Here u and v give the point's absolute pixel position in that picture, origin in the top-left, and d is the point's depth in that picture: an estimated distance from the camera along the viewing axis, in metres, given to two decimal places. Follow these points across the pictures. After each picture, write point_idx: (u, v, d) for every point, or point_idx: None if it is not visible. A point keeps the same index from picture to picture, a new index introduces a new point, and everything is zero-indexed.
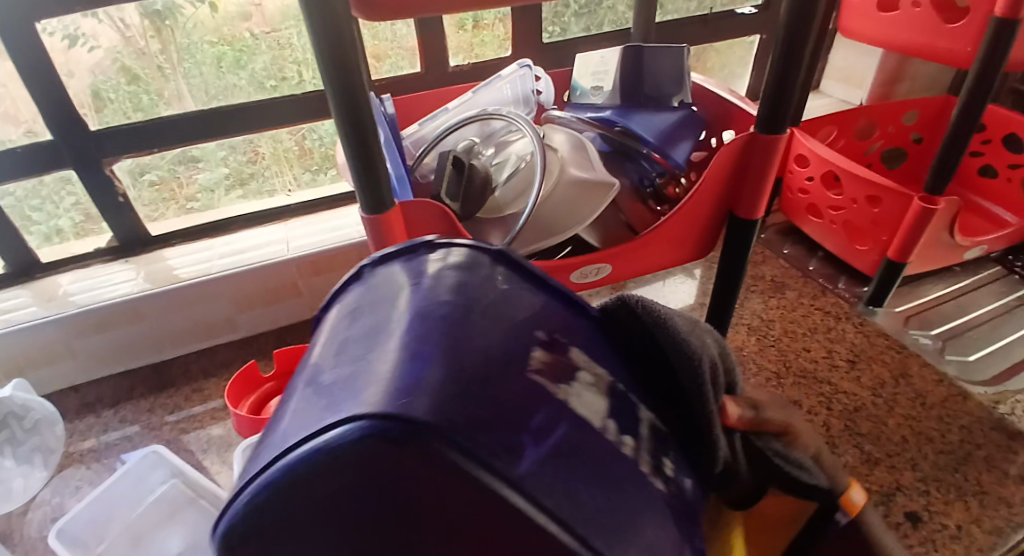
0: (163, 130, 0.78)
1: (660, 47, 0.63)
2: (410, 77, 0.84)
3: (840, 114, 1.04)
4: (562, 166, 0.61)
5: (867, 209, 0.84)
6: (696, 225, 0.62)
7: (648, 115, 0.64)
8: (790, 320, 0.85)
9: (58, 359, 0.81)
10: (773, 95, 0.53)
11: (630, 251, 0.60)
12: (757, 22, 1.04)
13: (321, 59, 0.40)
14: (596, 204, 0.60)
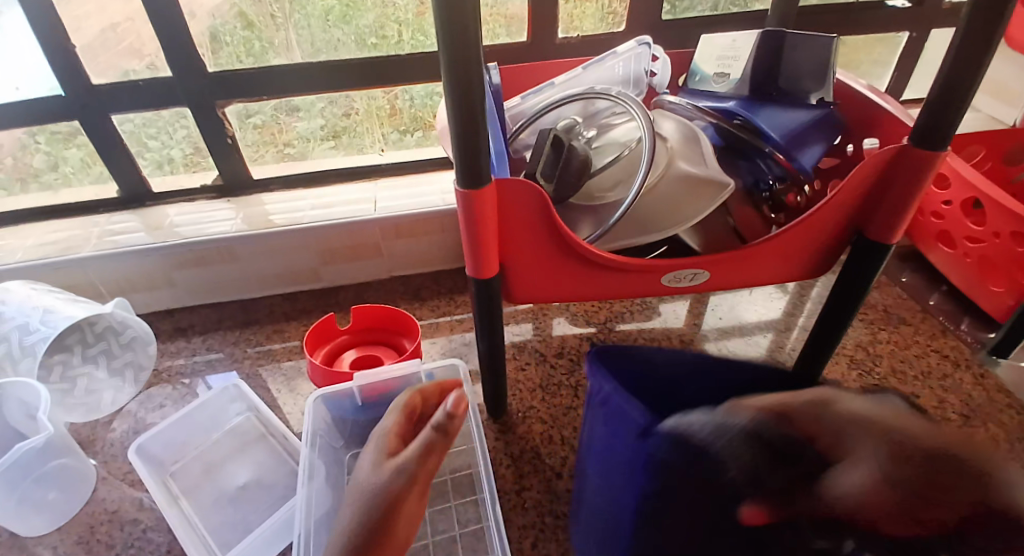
0: (272, 79, 0.80)
1: (803, 35, 0.56)
2: (514, 46, 0.81)
3: (988, 133, 0.93)
4: (670, 159, 0.56)
5: (1008, 246, 0.73)
6: (812, 241, 0.56)
7: (777, 111, 0.57)
8: (900, 359, 0.76)
9: (158, 285, 0.85)
10: (936, 105, 0.45)
11: (733, 260, 0.55)
12: (909, 18, 0.92)
13: (438, 28, 0.37)
14: (703, 205, 0.55)
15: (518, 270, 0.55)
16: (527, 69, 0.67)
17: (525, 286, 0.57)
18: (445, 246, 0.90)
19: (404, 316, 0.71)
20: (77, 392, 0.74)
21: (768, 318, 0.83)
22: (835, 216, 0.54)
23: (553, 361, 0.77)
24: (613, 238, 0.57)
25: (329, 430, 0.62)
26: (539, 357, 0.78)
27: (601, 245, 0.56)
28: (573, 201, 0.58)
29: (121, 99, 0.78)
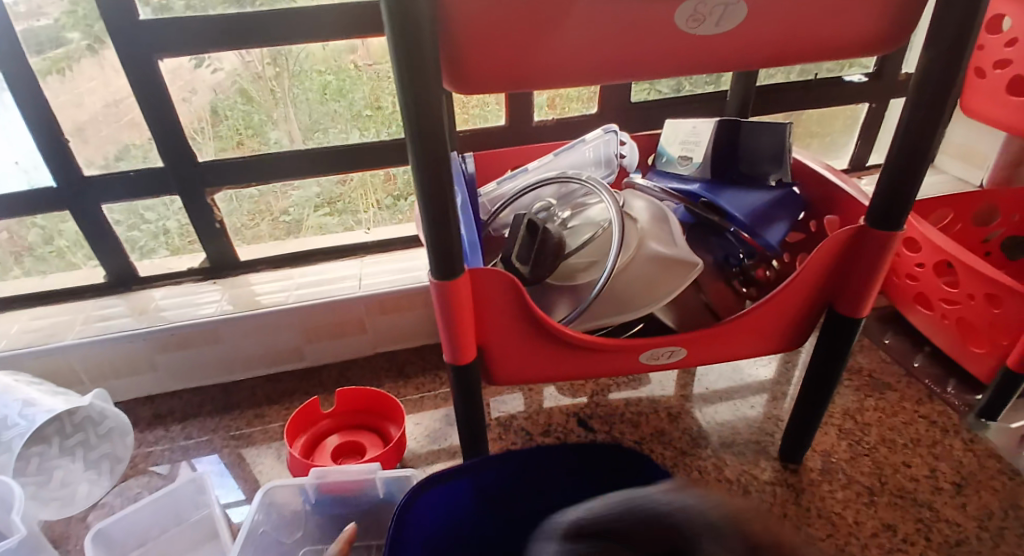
0: (258, 166, 0.83)
1: (759, 122, 0.59)
2: (494, 129, 0.85)
3: (958, 197, 0.95)
4: (641, 240, 0.58)
5: (985, 308, 0.74)
6: (785, 315, 0.56)
7: (740, 192, 0.59)
8: (889, 427, 0.76)
9: (140, 370, 0.85)
10: (889, 189, 0.48)
11: (709, 337, 0.56)
12: (867, 91, 0.98)
13: (410, 140, 0.40)
14: (674, 284, 0.56)
15: (496, 354, 0.55)
16: (502, 154, 0.70)
17: (503, 368, 0.57)
18: (429, 321, 0.90)
19: (385, 397, 0.70)
20: (52, 484, 0.73)
21: (752, 385, 0.83)
22: (805, 291, 0.55)
23: (538, 439, 0.76)
24: (590, 319, 0.57)
25: (280, 521, 0.61)
26: (524, 435, 0.77)
27: (578, 326, 0.57)
28: (550, 283, 0.59)
29: (112, 190, 0.81)
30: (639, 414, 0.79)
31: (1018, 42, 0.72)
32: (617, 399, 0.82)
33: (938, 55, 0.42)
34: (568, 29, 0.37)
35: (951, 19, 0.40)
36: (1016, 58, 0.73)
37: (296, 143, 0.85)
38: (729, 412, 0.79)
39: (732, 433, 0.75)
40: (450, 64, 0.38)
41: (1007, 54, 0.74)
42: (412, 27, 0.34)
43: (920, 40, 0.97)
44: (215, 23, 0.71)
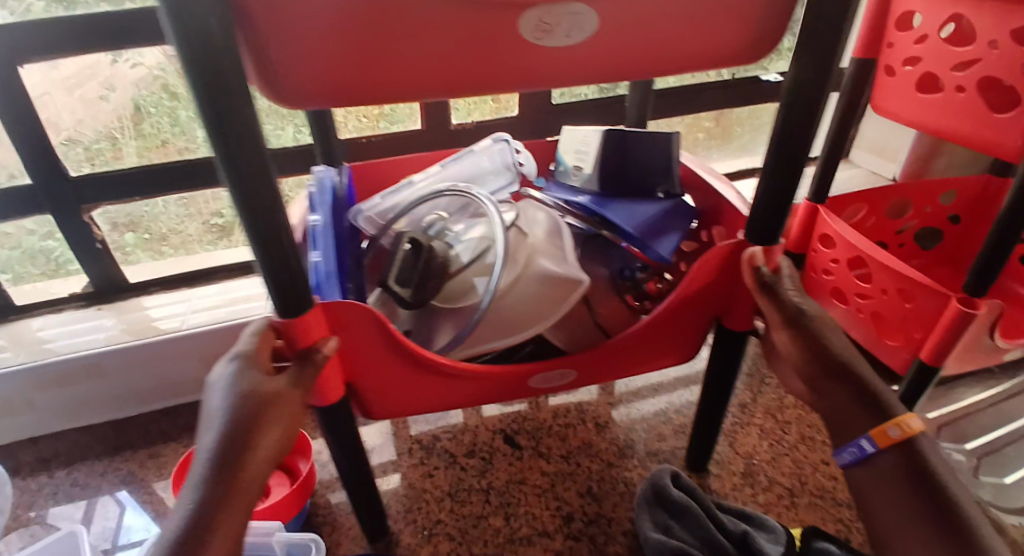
0: (156, 178, 0.76)
1: (644, 134, 0.59)
2: (408, 134, 0.80)
3: (871, 193, 0.96)
4: (529, 257, 0.55)
5: (897, 303, 0.76)
6: (674, 329, 0.55)
7: (631, 206, 0.59)
8: (809, 425, 0.76)
9: (17, 410, 0.76)
10: (768, 201, 0.47)
11: (600, 358, 0.54)
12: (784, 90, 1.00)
13: (223, 164, 0.34)
14: (561, 302, 0.53)
15: (372, 388, 0.52)
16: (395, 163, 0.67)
17: (381, 398, 0.53)
18: None
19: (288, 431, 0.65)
20: None
21: (664, 388, 0.82)
22: (691, 305, 0.54)
23: (462, 462, 0.72)
24: (469, 345, 0.54)
25: None
26: (447, 458, 0.73)
27: (453, 357, 0.53)
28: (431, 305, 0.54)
29: None
30: (567, 426, 0.77)
31: (927, 40, 0.72)
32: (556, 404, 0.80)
33: (809, 60, 0.40)
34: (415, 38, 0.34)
35: (824, 19, 0.38)
36: (925, 56, 0.72)
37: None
38: (655, 417, 0.77)
39: (658, 441, 0.74)
40: (269, 79, 0.34)
41: (916, 51, 0.73)
42: (204, 38, 0.29)
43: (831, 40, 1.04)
44: (91, 22, 0.64)
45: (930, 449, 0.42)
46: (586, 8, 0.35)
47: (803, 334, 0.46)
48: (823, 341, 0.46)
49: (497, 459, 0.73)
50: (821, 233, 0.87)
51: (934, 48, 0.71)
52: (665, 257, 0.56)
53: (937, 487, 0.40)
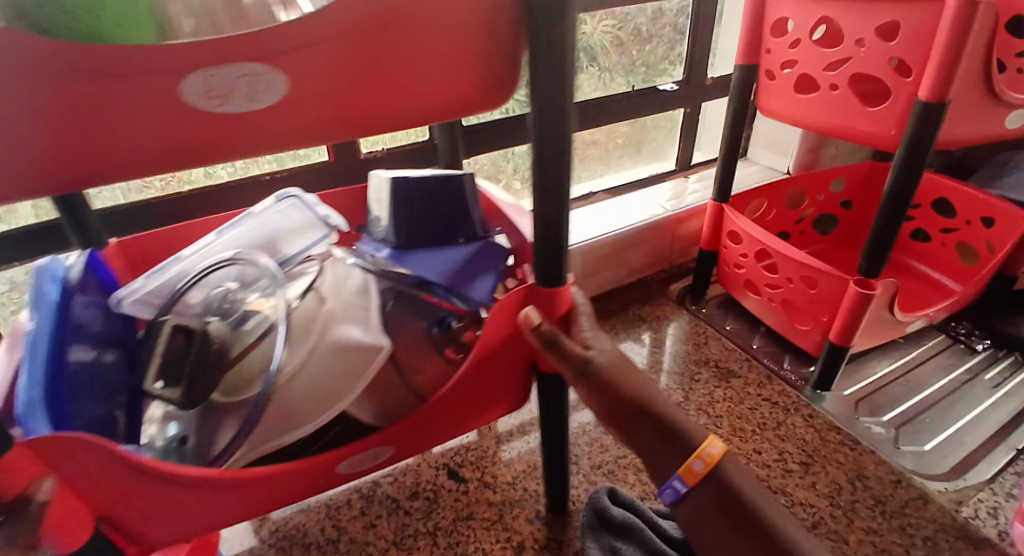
0: (33, 241, 0.67)
1: (431, 178, 0.57)
2: (319, 168, 0.79)
3: (771, 187, 1.01)
4: (322, 326, 0.48)
5: (803, 289, 0.81)
6: (490, 379, 0.54)
7: (434, 254, 0.56)
8: (739, 417, 0.79)
9: None
10: (542, 243, 0.47)
11: (409, 427, 0.50)
12: (683, 96, 1.14)
13: None
14: (356, 376, 0.47)
15: (134, 517, 0.42)
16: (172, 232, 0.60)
17: (150, 527, 0.44)
18: None
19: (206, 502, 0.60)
20: None
21: None
22: (503, 354, 0.52)
23: (406, 503, 0.70)
24: (263, 440, 0.47)
25: None
26: (390, 504, 0.70)
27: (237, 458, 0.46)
28: (216, 398, 0.47)
29: None
30: (510, 451, 0.76)
31: (800, 44, 0.77)
32: (501, 428, 0.79)
33: (542, 94, 0.40)
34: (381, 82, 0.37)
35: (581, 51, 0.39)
36: (801, 59, 0.78)
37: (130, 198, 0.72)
38: (595, 429, 0.78)
39: (601, 452, 0.74)
40: None
41: (792, 55, 0.79)
42: None
43: (717, 48, 1.15)
44: None
45: (732, 465, 0.44)
46: (271, 68, 0.33)
47: (595, 384, 0.46)
48: (608, 381, 0.45)
49: (443, 495, 0.71)
50: (730, 230, 0.91)
51: (807, 50, 0.76)
52: (486, 297, 0.53)
53: (750, 512, 0.42)
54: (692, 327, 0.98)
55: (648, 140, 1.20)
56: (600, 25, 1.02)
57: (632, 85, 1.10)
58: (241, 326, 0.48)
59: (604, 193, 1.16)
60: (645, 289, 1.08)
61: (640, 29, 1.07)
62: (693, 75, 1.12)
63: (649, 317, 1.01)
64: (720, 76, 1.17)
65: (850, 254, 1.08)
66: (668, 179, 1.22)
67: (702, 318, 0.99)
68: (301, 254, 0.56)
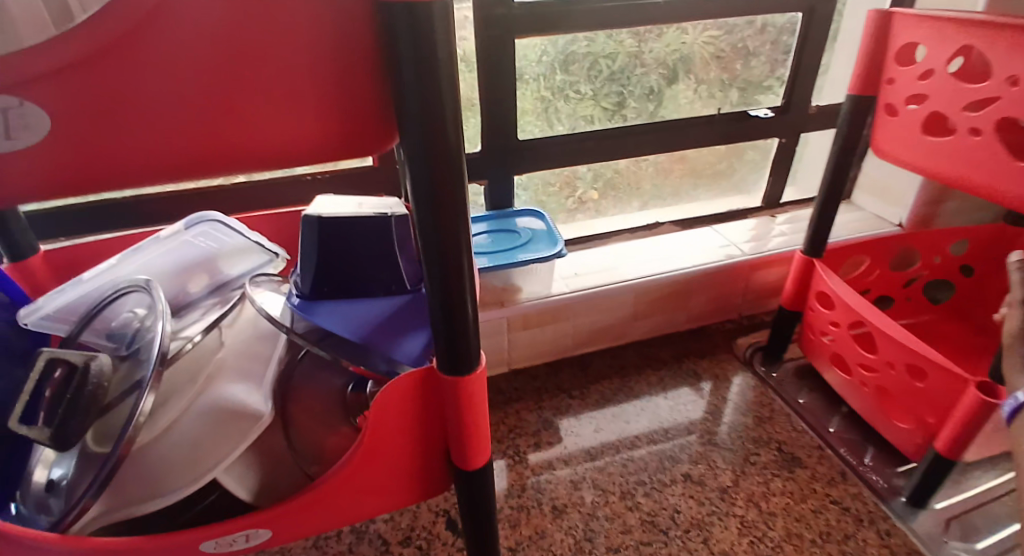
0: (100, 215, 0.67)
1: (351, 218, 0.47)
2: (362, 173, 0.75)
3: (871, 243, 0.86)
4: (208, 379, 0.46)
5: (906, 380, 0.66)
6: (396, 468, 0.46)
7: (350, 306, 0.49)
8: (795, 518, 0.67)
9: None
10: (444, 313, 0.38)
11: (287, 513, 0.44)
12: (776, 125, 1.00)
13: None
14: (229, 440, 0.44)
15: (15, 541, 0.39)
16: (102, 242, 0.61)
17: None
18: None
19: None
20: None
21: (581, 470, 0.73)
22: (413, 440, 0.45)
23: (397, 548, 0.64)
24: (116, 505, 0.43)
25: None
26: (379, 546, 0.64)
27: (98, 515, 0.43)
28: (86, 443, 0.46)
29: None
30: (520, 509, 0.68)
31: (932, 75, 0.62)
32: (532, 464, 0.74)
33: (413, 139, 0.32)
34: (395, 81, 0.30)
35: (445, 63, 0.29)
36: (932, 94, 0.63)
37: (179, 186, 0.70)
38: (618, 501, 0.69)
39: (622, 533, 0.65)
40: None
41: (921, 89, 0.64)
42: None
43: (827, 76, 1.01)
44: None
45: None
46: (25, 101, 0.27)
47: None
48: None
49: (435, 548, 0.64)
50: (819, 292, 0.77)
51: (942, 85, 0.61)
52: (415, 357, 0.46)
53: None
54: (755, 395, 0.84)
55: (733, 170, 1.07)
56: (702, 35, 0.92)
57: (719, 108, 0.98)
58: (135, 363, 0.47)
59: (674, 224, 1.05)
60: (706, 338, 0.96)
61: (743, 44, 0.95)
62: (792, 102, 0.99)
63: (706, 372, 0.89)
64: (826, 104, 1.02)
65: (971, 332, 0.89)
66: (750, 216, 1.09)
67: (770, 386, 0.86)
68: (233, 277, 0.60)
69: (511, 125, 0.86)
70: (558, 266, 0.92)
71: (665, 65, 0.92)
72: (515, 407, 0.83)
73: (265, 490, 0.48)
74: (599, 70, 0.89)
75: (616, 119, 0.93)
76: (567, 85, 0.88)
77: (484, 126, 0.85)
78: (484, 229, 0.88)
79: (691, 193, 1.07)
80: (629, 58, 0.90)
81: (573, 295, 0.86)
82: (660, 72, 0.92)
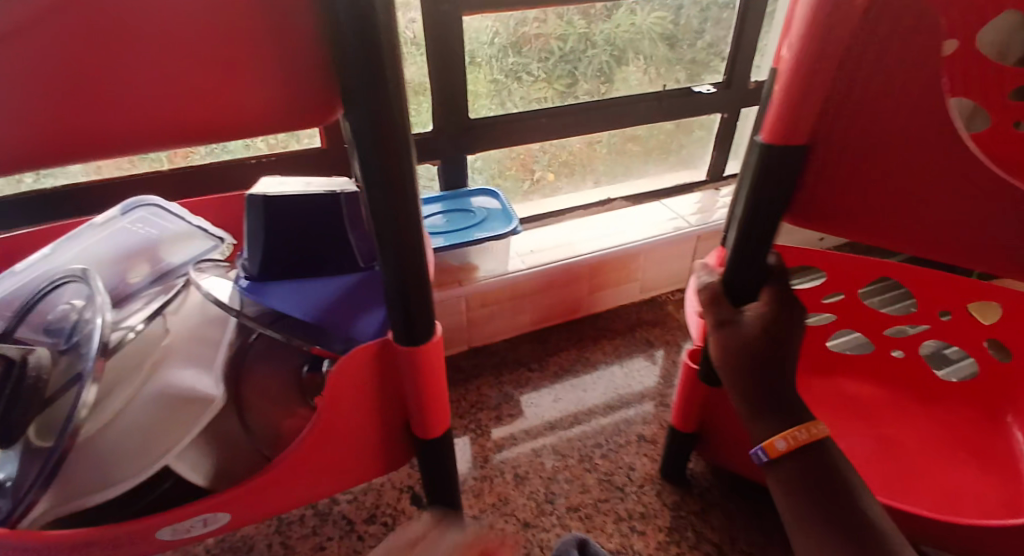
0: (35, 203, 0.65)
1: (297, 195, 0.47)
2: (310, 154, 0.74)
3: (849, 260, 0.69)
4: (156, 366, 0.45)
5: None
6: (353, 444, 0.46)
7: (301, 286, 0.49)
8: None
9: None
10: (399, 289, 0.39)
11: (245, 494, 0.44)
12: (719, 100, 1.03)
13: None
14: (182, 428, 0.43)
15: None
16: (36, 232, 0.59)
17: None
18: None
19: None
20: None
21: (541, 438, 0.75)
22: (368, 417, 0.45)
23: (362, 525, 0.65)
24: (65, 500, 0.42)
25: None
26: (345, 526, 0.65)
27: (49, 511, 0.42)
28: (28, 440, 0.42)
29: None
30: (483, 480, 0.70)
31: None
32: (494, 436, 0.75)
33: (360, 111, 0.32)
34: (340, 50, 0.30)
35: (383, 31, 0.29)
36: None
37: (116, 172, 0.68)
38: (577, 464, 0.71)
39: (580, 493, 0.68)
40: None
41: None
42: None
43: (766, 52, 1.04)
44: None
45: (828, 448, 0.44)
46: None
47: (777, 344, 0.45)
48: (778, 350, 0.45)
49: (402, 523, 0.65)
50: None
51: None
52: (373, 331, 0.46)
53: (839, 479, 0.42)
54: None
55: (680, 146, 1.10)
56: (650, 15, 0.94)
57: (664, 84, 1.00)
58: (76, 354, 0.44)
59: (626, 200, 1.08)
60: (657, 308, 0.99)
61: (689, 21, 0.97)
62: (734, 78, 1.02)
63: (658, 340, 0.92)
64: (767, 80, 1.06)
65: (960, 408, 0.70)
66: (696, 189, 1.12)
67: None
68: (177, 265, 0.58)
69: (460, 105, 0.85)
70: (513, 244, 0.93)
71: (616, 45, 0.94)
72: (476, 383, 0.84)
73: (224, 474, 0.48)
74: (550, 51, 0.90)
75: (571, 96, 0.94)
76: (519, 66, 0.89)
77: (434, 106, 0.84)
78: (440, 209, 0.88)
79: (641, 168, 1.10)
80: (580, 39, 0.91)
81: (529, 270, 0.86)
82: (610, 51, 0.94)
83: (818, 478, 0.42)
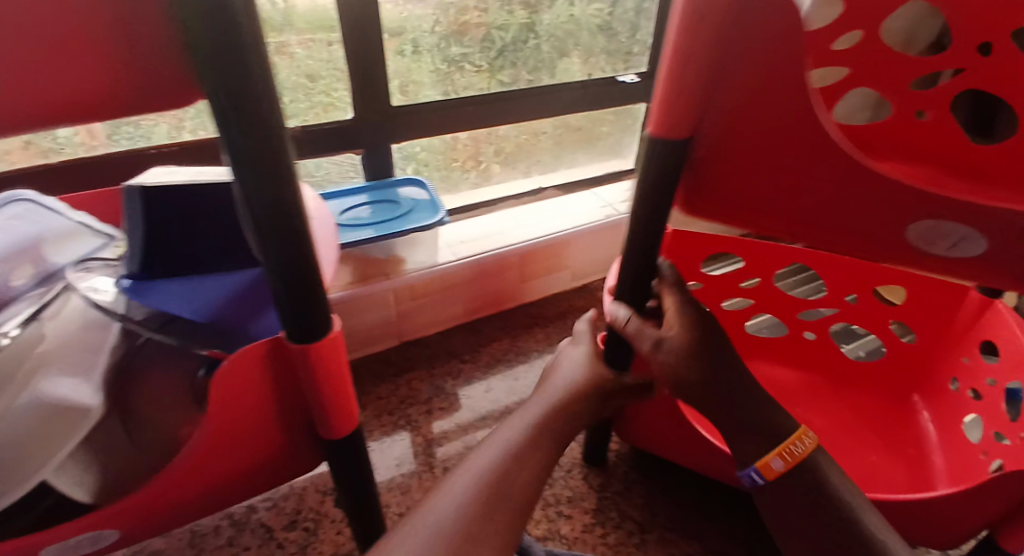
0: None
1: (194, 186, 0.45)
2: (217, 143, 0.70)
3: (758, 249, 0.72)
4: (31, 374, 0.41)
5: None
6: (250, 447, 0.44)
7: (193, 283, 0.46)
8: None
9: None
10: (285, 283, 0.36)
11: (130, 508, 0.41)
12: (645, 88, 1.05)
13: None
14: (62, 438, 0.40)
15: None
16: None
17: None
18: None
19: None
20: None
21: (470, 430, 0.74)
22: (264, 419, 0.43)
23: (282, 532, 0.62)
24: None
25: None
26: (263, 534, 0.62)
27: None
28: None
29: None
30: (411, 476, 0.68)
31: None
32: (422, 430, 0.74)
33: (220, 96, 0.29)
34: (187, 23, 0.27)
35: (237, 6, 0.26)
36: None
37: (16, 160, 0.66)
38: None
39: None
40: None
41: None
42: None
43: None
44: None
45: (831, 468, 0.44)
46: None
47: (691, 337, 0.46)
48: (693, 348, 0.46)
49: (324, 527, 0.63)
50: None
51: None
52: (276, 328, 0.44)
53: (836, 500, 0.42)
54: None
55: (608, 133, 1.11)
56: (588, 7, 0.96)
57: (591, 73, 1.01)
58: None
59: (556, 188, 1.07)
60: (589, 295, 1.00)
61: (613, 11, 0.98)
62: (656, 67, 1.03)
63: None
64: None
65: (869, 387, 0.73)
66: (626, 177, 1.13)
67: None
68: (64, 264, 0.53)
69: (381, 93, 0.83)
70: (442, 235, 0.91)
71: (556, 38, 0.96)
72: (406, 378, 0.82)
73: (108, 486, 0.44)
74: (491, 40, 0.91)
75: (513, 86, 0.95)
76: (461, 56, 0.90)
77: (354, 93, 0.82)
78: (365, 200, 0.85)
79: (572, 157, 1.10)
80: (523, 30, 0.93)
81: (459, 262, 0.84)
82: (551, 42, 0.96)
83: (817, 501, 0.43)
